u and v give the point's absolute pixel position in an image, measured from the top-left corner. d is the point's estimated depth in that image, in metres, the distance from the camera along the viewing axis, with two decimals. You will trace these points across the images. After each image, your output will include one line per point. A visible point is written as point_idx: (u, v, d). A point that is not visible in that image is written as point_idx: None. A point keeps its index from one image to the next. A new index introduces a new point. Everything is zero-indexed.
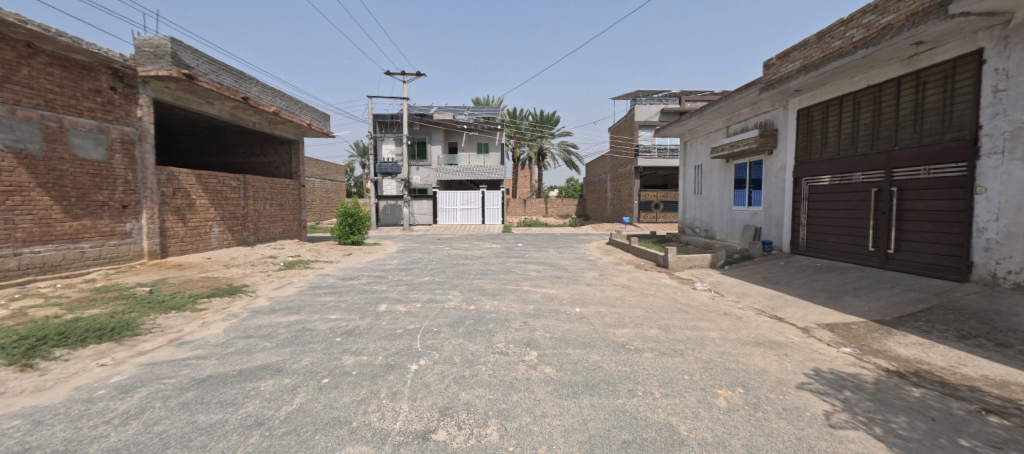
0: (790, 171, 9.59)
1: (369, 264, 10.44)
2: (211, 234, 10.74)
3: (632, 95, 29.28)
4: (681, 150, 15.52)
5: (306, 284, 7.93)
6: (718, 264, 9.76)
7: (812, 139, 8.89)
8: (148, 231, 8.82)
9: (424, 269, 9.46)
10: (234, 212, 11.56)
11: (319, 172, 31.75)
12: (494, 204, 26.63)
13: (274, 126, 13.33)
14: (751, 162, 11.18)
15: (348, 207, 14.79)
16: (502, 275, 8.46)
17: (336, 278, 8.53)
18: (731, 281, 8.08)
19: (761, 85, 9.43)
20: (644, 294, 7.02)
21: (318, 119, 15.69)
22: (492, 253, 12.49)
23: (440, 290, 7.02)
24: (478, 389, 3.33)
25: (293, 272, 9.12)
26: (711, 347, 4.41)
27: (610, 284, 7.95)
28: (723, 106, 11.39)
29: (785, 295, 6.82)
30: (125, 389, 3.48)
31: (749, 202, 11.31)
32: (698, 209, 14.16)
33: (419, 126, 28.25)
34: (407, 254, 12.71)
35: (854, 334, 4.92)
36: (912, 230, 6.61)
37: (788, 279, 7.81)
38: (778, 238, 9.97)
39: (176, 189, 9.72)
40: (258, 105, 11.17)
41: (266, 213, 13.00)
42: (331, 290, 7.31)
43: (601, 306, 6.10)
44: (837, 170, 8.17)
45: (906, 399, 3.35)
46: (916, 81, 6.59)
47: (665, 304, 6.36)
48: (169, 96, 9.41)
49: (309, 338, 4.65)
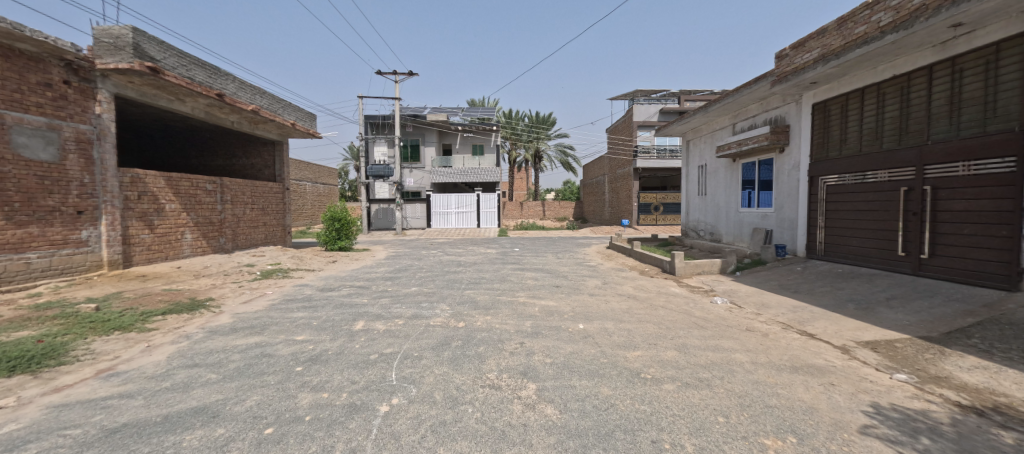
0: (804, 169, 8.93)
1: (354, 272, 9.68)
2: (183, 241, 9.96)
3: (631, 95, 28.70)
4: (684, 150, 14.90)
5: (280, 297, 7.16)
6: (728, 270, 9.09)
7: (829, 136, 8.24)
8: (109, 239, 8.05)
9: (413, 279, 8.68)
10: (209, 217, 10.79)
11: (310, 175, 30.99)
12: (490, 207, 25.87)
13: (255, 125, 12.58)
14: (761, 161, 10.52)
15: (335, 211, 13.99)
16: (496, 285, 7.73)
17: (315, 289, 7.78)
18: (746, 289, 7.40)
19: (773, 77, 8.78)
20: (653, 306, 6.33)
21: (305, 119, 14.96)
22: (487, 260, 11.76)
23: (428, 304, 6.28)
24: (461, 442, 2.60)
25: (268, 282, 8.34)
26: (742, 375, 3.71)
27: (615, 294, 7.24)
28: (730, 102, 10.74)
29: (810, 306, 6.14)
30: (10, 444, 2.71)
31: (759, 204, 10.65)
32: (703, 211, 13.50)
33: (413, 127, 27.56)
34: (396, 261, 11.93)
35: (903, 356, 4.24)
36: (950, 233, 5.95)
37: (808, 287, 7.14)
38: (792, 242, 9.30)
39: (143, 192, 8.94)
40: (235, 102, 10.43)
41: (246, 218, 12.23)
42: (306, 304, 6.54)
43: (607, 322, 5.38)
44: (859, 168, 7.50)
45: (1001, 448, 2.64)
46: (951, 68, 5.96)
47: (678, 318, 5.66)
48: (133, 92, 8.67)
49: (264, 367, 3.91)
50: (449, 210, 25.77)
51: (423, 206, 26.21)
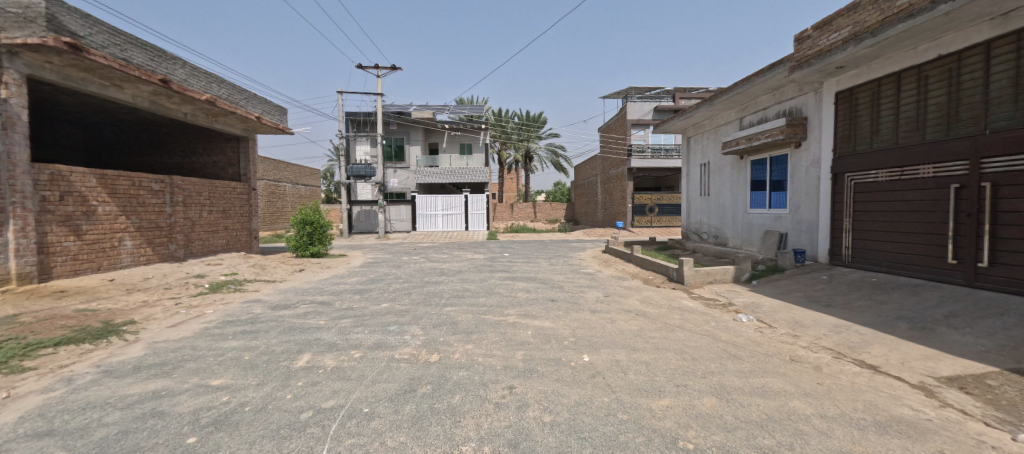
0: (825, 165, 8.00)
1: (320, 283, 8.47)
2: (122, 249, 8.65)
3: (625, 92, 27.82)
4: (685, 147, 13.99)
5: (220, 318, 5.93)
6: (742, 279, 8.12)
7: (856, 127, 7.31)
8: (17, 248, 6.71)
9: (386, 292, 7.47)
10: (156, 222, 9.48)
11: (290, 176, 29.54)
12: (479, 209, 24.70)
13: (213, 118, 11.26)
14: (774, 157, 9.62)
15: (305, 214, 12.71)
16: (482, 300, 6.58)
17: (266, 306, 6.56)
18: (770, 303, 6.41)
19: (793, 62, 7.86)
20: (668, 327, 5.27)
21: (274, 113, 13.65)
22: (473, 267, 10.61)
23: (397, 328, 5.11)
24: None
25: (213, 298, 7.07)
26: (818, 441, 2.66)
27: (620, 309, 6.18)
28: (740, 93, 9.82)
29: (854, 325, 5.16)
30: None
31: (772, 204, 9.73)
32: (707, 212, 12.58)
33: (397, 125, 26.28)
34: (373, 269, 10.69)
35: (1009, 401, 3.24)
36: (1014, 239, 5.01)
37: (843, 300, 6.17)
38: (812, 247, 8.38)
39: (66, 192, 7.61)
40: (183, 90, 9.12)
41: (202, 222, 10.91)
42: (247, 328, 5.33)
43: (618, 351, 4.30)
44: (896, 163, 6.55)
45: None
46: (1014, 45, 5.04)
47: (704, 344, 4.62)
48: (53, 74, 7.36)
49: (143, 437, 2.74)
50: (435, 212, 24.59)
51: (407, 208, 24.92)
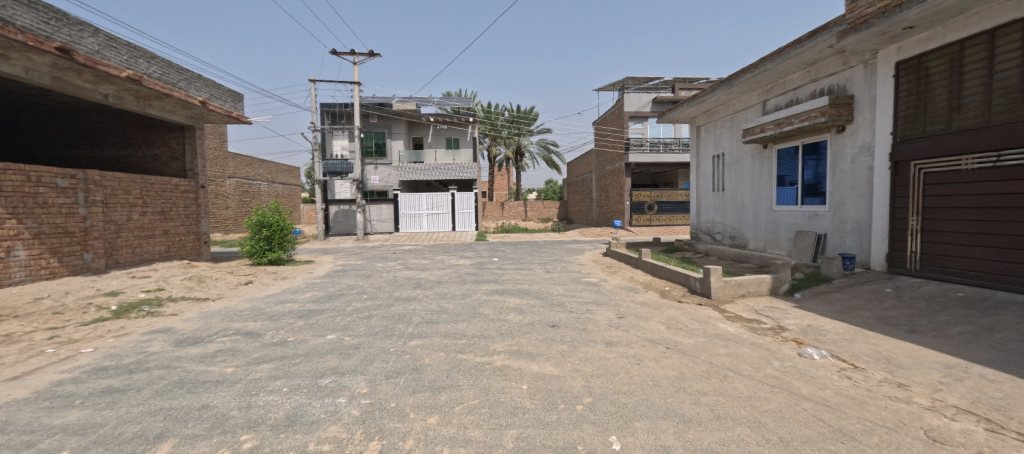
0: (880, 153, 6.59)
1: (262, 301, 6.79)
2: (12, 262, 6.91)
3: (620, 83, 26.29)
4: (693, 138, 12.58)
5: (94, 362, 4.25)
6: (781, 291, 6.72)
7: (926, 103, 5.90)
8: None
9: (340, 315, 5.85)
10: (64, 226, 7.72)
11: (265, 175, 27.50)
12: (466, 208, 23.14)
13: (145, 102, 9.47)
14: (809, 145, 8.22)
15: (263, 215, 10.95)
16: (461, 328, 5.02)
17: (171, 340, 4.90)
18: (834, 328, 4.95)
19: (844, 26, 6.41)
20: (719, 371, 3.77)
21: (227, 99, 11.91)
22: (455, 276, 9.02)
23: (332, 383, 3.51)
24: None
25: (107, 329, 5.34)
26: None
27: (643, 341, 4.64)
28: (767, 70, 8.40)
29: (975, 368, 3.69)
30: None
31: (806, 200, 8.35)
32: (721, 210, 11.22)
33: (378, 118, 24.37)
34: (337, 279, 9.03)
35: None
36: None
37: (931, 324, 4.72)
38: (862, 252, 7.00)
39: None
40: (90, 61, 7.40)
41: (132, 225, 9.17)
42: (113, 383, 3.66)
43: (663, 428, 2.77)
44: (989, 146, 5.14)
45: None
46: None
47: (786, 407, 3.08)
48: None
49: None
50: (419, 211, 22.98)
51: (389, 208, 23.27)
